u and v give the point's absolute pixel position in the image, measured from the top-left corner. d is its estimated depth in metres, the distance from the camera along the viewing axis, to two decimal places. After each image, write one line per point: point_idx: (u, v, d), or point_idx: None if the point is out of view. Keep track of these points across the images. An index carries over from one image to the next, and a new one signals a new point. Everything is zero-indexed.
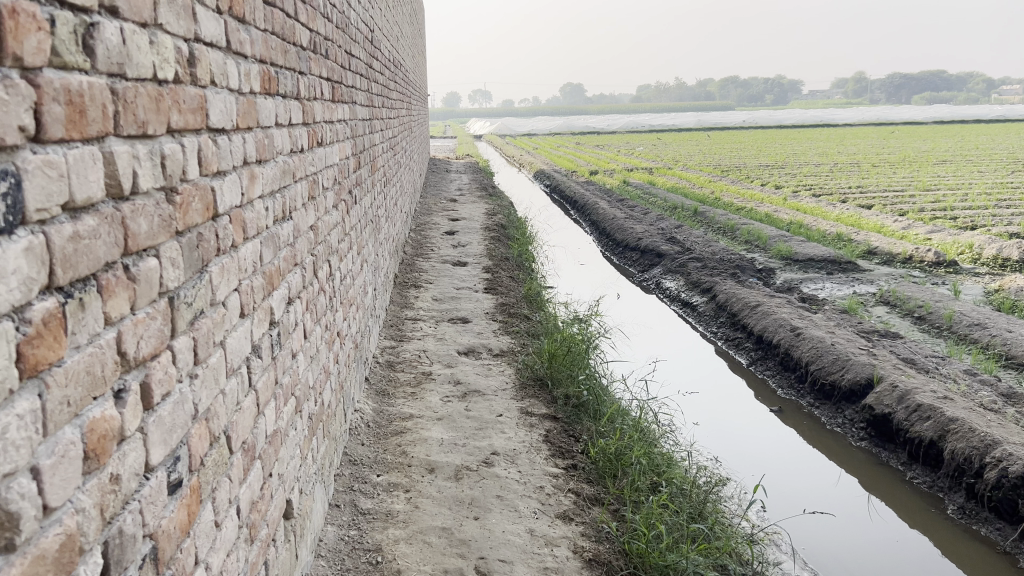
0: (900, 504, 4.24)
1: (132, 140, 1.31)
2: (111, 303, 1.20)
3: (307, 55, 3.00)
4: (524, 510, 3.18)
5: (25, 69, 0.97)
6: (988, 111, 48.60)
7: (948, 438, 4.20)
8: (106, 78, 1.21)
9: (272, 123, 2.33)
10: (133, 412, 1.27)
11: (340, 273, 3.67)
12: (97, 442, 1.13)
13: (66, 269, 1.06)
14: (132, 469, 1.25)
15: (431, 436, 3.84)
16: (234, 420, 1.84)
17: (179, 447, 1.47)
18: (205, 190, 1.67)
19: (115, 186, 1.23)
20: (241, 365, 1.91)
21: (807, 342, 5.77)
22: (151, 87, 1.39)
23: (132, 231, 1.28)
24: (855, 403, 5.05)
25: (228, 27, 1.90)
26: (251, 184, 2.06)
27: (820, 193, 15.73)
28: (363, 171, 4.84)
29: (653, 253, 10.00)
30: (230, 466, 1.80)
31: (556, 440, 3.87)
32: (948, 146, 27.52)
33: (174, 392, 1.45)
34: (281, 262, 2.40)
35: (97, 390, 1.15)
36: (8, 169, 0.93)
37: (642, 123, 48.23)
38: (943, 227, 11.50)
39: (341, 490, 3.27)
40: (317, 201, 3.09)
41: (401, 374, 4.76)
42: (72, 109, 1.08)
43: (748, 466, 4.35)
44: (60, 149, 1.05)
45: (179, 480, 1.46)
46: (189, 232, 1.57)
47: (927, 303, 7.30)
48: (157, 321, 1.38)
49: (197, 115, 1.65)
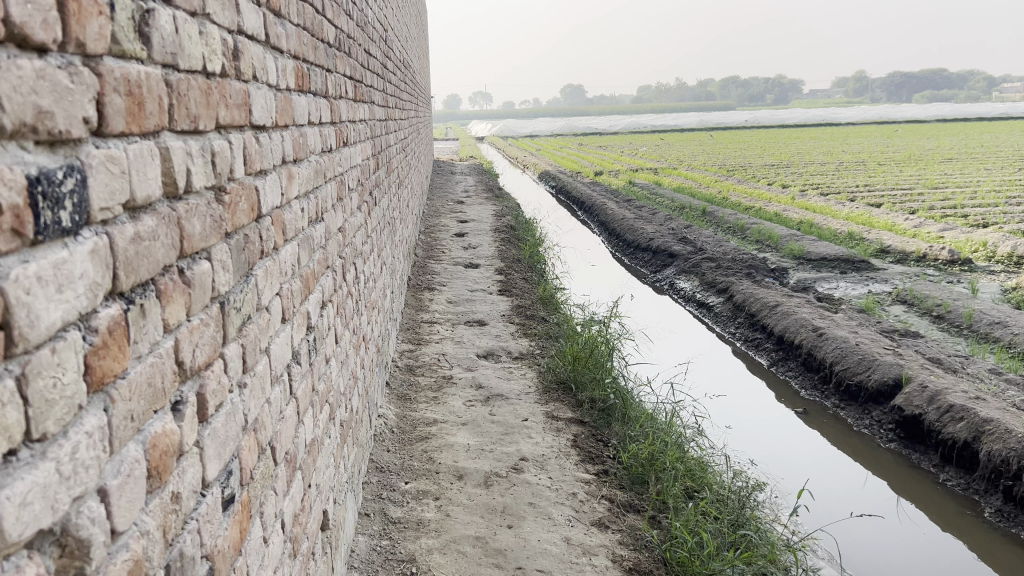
0: (935, 508, 4.15)
1: (185, 136, 1.23)
2: (170, 309, 1.12)
3: (333, 52, 2.93)
4: (558, 518, 3.11)
5: (88, 56, 0.90)
6: (992, 108, 48.65)
7: (983, 439, 4.11)
8: (161, 69, 1.13)
9: (305, 121, 2.26)
10: (191, 425, 1.19)
11: (364, 275, 3.59)
12: (159, 459, 1.05)
13: (129, 273, 0.98)
14: (190, 486, 1.17)
15: (457, 442, 3.76)
16: (278, 430, 1.77)
17: (232, 460, 1.39)
18: (250, 190, 1.59)
19: (171, 184, 1.15)
20: (284, 372, 1.84)
21: (830, 342, 5.68)
22: (200, 80, 1.31)
23: (187, 233, 1.21)
24: (883, 404, 4.97)
25: (267, 19, 1.83)
26: (290, 184, 1.99)
27: (828, 192, 15.64)
28: (381, 171, 4.74)
29: (665, 253, 9.92)
30: (276, 478, 1.72)
31: (584, 446, 3.79)
32: (952, 144, 27.39)
33: (227, 403, 1.37)
34: (316, 264, 2.32)
35: (158, 402, 1.07)
36: (74, 164, 0.85)
37: (645, 124, 48.14)
38: (955, 224, 11.38)
39: (369, 498, 3.18)
40: (344, 203, 3.00)
41: (422, 378, 4.68)
42: (131, 101, 1.01)
43: (783, 468, 4.27)
44: (120, 144, 0.98)
45: (231, 496, 1.38)
46: (237, 234, 1.49)
47: (946, 302, 7.20)
48: (210, 328, 1.30)
49: (242, 111, 1.57)
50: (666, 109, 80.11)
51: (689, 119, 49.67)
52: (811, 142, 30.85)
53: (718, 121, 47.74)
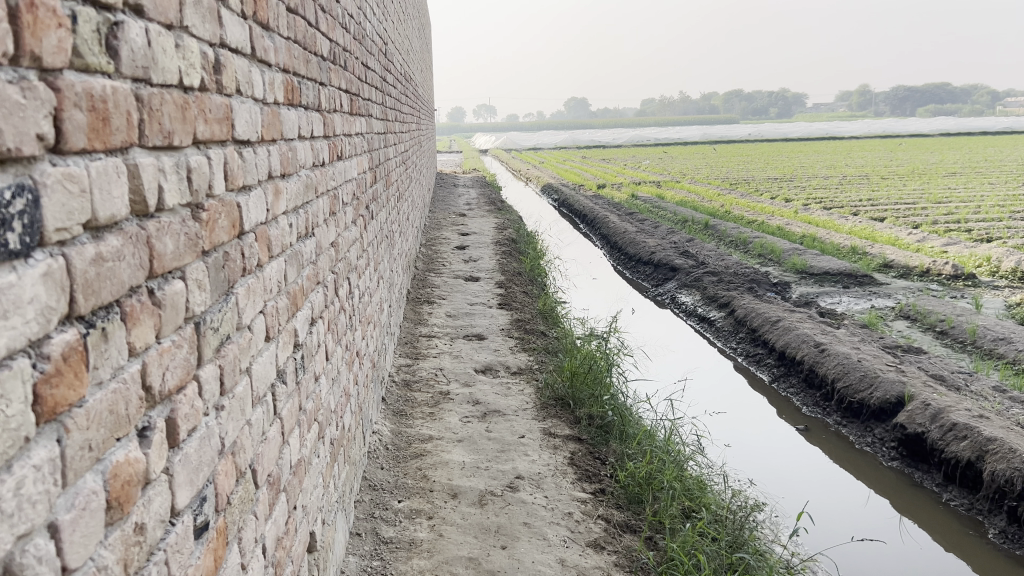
0: (938, 529, 4.09)
1: (158, 151, 1.19)
2: (136, 331, 1.08)
3: (327, 65, 2.90)
4: (553, 539, 3.05)
5: (44, 70, 0.86)
6: (996, 122, 48.65)
7: (987, 459, 4.05)
8: (131, 83, 1.09)
9: (295, 135, 2.22)
10: (159, 452, 1.15)
11: (358, 290, 3.55)
12: (120, 489, 1.01)
13: (88, 295, 0.94)
14: (157, 516, 1.13)
15: (452, 460, 3.71)
16: (260, 452, 1.72)
17: (206, 486, 1.35)
18: (231, 206, 1.55)
19: (140, 202, 1.11)
20: (267, 393, 1.79)
21: (831, 358, 5.63)
22: (176, 94, 1.27)
23: (158, 252, 1.17)
24: (885, 421, 4.91)
25: (253, 32, 1.79)
26: (276, 199, 1.95)
27: (831, 205, 15.59)
28: (379, 184, 4.69)
29: (667, 267, 9.87)
30: (256, 501, 1.67)
31: (581, 463, 3.74)
32: (957, 158, 27.33)
33: (201, 426, 1.33)
34: (305, 280, 2.28)
35: (121, 430, 1.03)
36: (25, 183, 0.81)
37: (648, 137, 48.22)
38: (959, 239, 11.31)
39: (361, 517, 3.13)
40: (337, 217, 2.97)
41: (418, 393, 4.63)
42: (95, 116, 0.97)
43: (783, 488, 4.23)
44: (82, 161, 0.94)
45: (205, 523, 1.34)
46: (216, 252, 1.45)
47: (949, 318, 7.14)
48: (182, 350, 1.25)
49: (223, 126, 1.53)
50: (670, 123, 80.25)
51: (691, 133, 49.66)
52: (816, 155, 30.81)
53: (721, 135, 47.76)
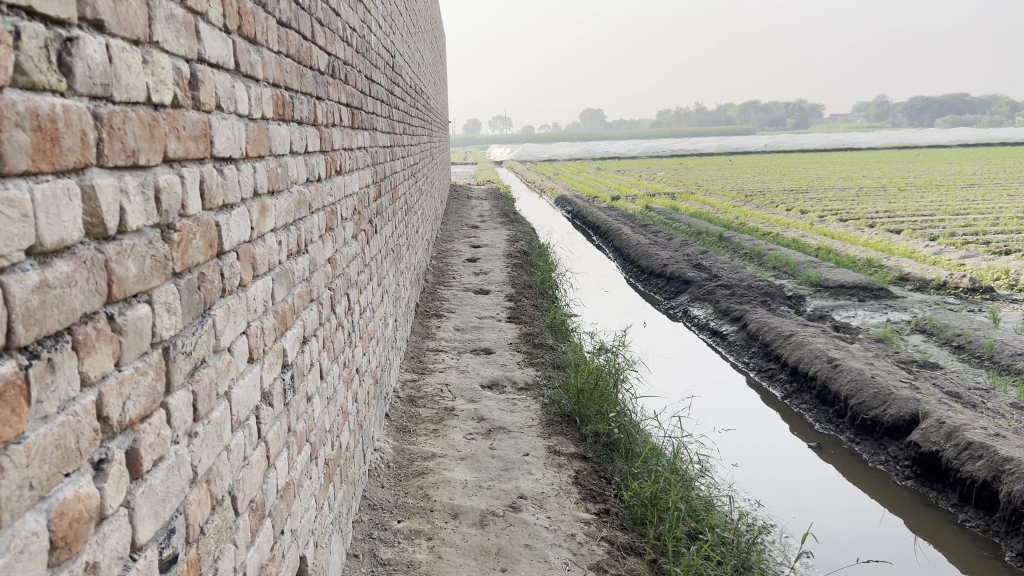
0: (953, 550, 3.98)
1: (120, 171, 1.14)
2: (91, 360, 1.03)
3: (325, 79, 2.86)
4: (554, 561, 2.99)
5: None
6: (1015, 133, 48.13)
7: (1003, 479, 3.94)
8: (88, 101, 1.05)
9: (285, 151, 2.18)
10: (117, 486, 1.10)
11: (359, 306, 3.49)
12: (68, 527, 0.96)
13: (30, 325, 0.89)
14: (113, 553, 1.08)
15: (454, 478, 3.64)
16: (241, 478, 1.67)
17: (175, 517, 1.30)
18: (208, 225, 1.51)
19: (98, 225, 1.07)
20: (250, 416, 1.75)
21: (844, 374, 5.54)
22: (144, 111, 1.23)
23: (118, 276, 1.12)
24: (899, 440, 4.82)
25: (237, 47, 1.75)
26: (262, 217, 1.91)
27: (847, 217, 15.44)
28: (383, 198, 4.65)
29: (680, 280, 9.78)
30: (235, 529, 1.62)
31: (586, 483, 3.68)
32: (976, 169, 27.01)
33: (169, 455, 1.28)
34: (296, 299, 2.23)
35: (70, 465, 0.98)
36: None
37: (663, 147, 48.14)
38: (977, 252, 11.14)
39: (359, 538, 3.07)
40: (335, 233, 2.93)
41: (423, 409, 4.57)
42: (41, 137, 0.93)
43: (790, 509, 4.14)
44: (23, 184, 0.90)
45: (174, 556, 1.29)
46: (190, 272, 1.40)
47: (966, 332, 7.02)
48: (147, 377, 1.20)
49: (200, 143, 1.49)
50: (686, 134, 80.04)
51: (706, 143, 49.53)
52: (833, 166, 30.56)
53: (738, 146, 47.61)
